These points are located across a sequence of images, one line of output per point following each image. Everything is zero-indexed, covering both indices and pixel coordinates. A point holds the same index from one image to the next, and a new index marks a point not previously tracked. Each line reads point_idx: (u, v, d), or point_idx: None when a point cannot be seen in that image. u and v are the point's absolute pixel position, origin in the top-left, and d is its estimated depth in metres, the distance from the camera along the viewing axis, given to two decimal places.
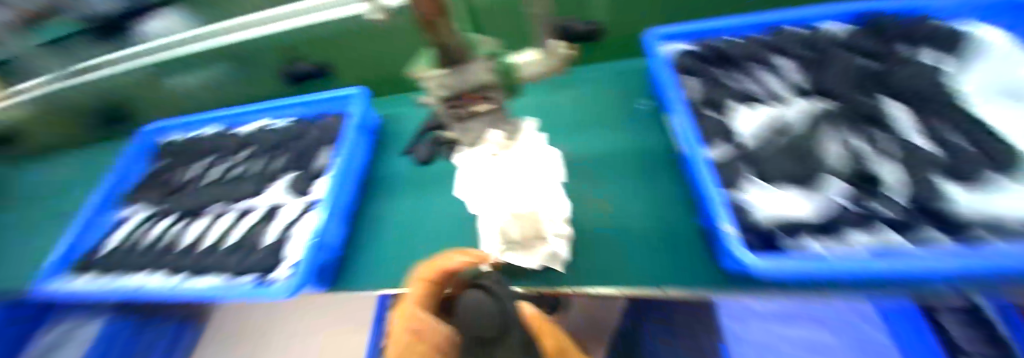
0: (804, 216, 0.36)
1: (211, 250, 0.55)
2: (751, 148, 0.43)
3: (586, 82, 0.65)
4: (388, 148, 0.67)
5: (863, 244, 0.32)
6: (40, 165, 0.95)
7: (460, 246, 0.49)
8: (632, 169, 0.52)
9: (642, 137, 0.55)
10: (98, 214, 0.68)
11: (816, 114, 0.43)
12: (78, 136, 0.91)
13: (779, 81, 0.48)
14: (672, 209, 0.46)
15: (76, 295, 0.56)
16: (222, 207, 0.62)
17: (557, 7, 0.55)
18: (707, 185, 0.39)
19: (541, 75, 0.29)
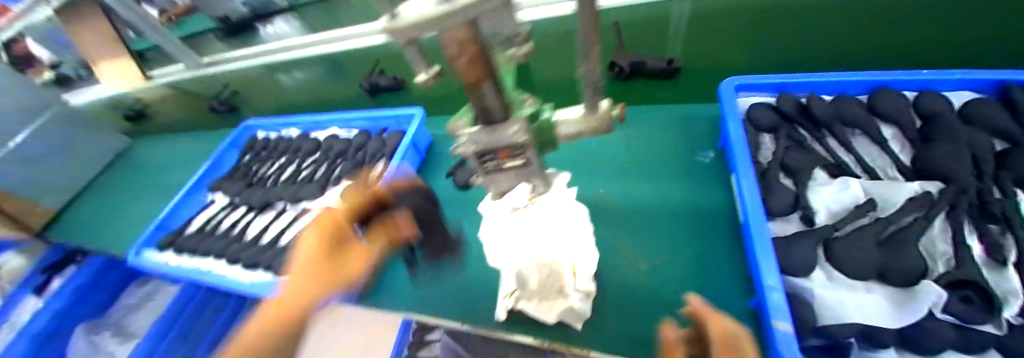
0: (880, 320, 0.31)
1: (269, 245, 0.60)
2: (833, 232, 0.36)
3: (642, 122, 0.60)
4: (432, 168, 0.69)
5: None
6: (157, 142, 1.12)
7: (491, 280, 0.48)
8: (681, 229, 0.45)
9: (697, 193, 0.48)
10: (189, 197, 0.78)
11: (923, 203, 0.35)
12: (190, 122, 1.06)
13: (873, 154, 0.41)
14: (721, 285, 0.39)
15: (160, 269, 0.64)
16: (283, 205, 0.68)
17: (629, 41, 0.54)
18: (767, 275, 0.33)
19: (588, 131, 0.27)
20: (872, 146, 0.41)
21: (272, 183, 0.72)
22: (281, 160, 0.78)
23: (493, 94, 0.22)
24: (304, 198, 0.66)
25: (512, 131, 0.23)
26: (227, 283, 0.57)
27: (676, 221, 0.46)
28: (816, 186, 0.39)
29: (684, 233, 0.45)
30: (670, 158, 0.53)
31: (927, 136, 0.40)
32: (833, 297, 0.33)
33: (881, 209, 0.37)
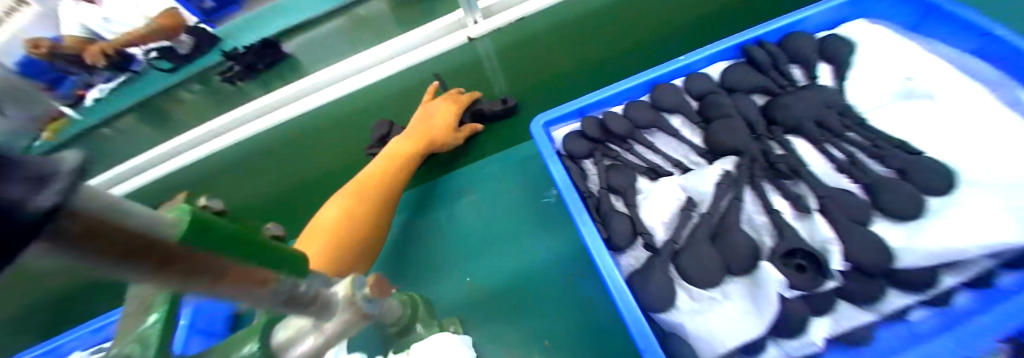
0: (749, 328, 0.30)
1: None
2: (677, 243, 0.35)
3: (485, 179, 0.51)
4: None
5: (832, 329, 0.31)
6: None
7: None
8: (559, 292, 0.42)
9: (562, 241, 0.45)
10: None
11: (726, 180, 0.37)
12: None
13: (677, 145, 0.42)
14: (609, 337, 0.39)
15: None
16: None
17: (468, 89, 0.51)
18: (637, 322, 0.30)
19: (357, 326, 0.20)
20: (669, 138, 0.43)
21: None
22: None
23: None
24: None
25: None
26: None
27: (546, 287, 0.43)
28: (643, 199, 0.39)
29: (560, 287, 0.42)
30: (519, 214, 0.48)
31: (704, 114, 0.42)
32: (701, 324, 0.31)
33: (700, 203, 0.37)
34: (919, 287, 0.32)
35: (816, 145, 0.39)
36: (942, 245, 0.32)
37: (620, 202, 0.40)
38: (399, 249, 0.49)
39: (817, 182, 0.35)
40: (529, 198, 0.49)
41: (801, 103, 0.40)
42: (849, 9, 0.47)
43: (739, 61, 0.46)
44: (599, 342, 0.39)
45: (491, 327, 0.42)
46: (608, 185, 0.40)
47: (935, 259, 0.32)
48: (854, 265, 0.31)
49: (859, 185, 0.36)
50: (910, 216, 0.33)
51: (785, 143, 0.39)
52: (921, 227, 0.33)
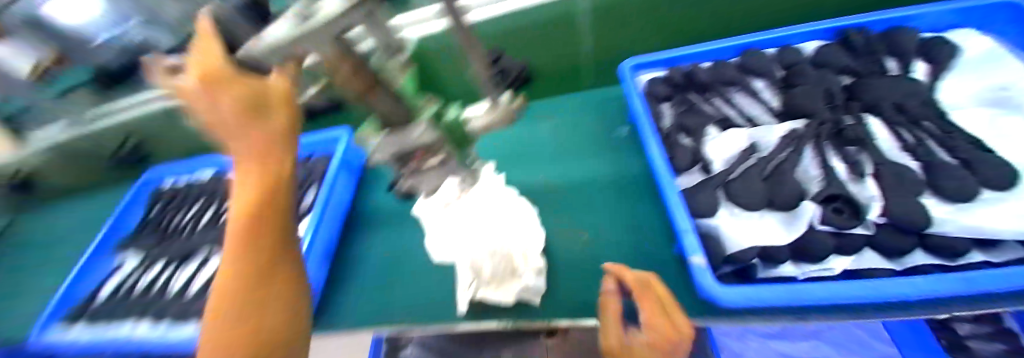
0: (777, 242, 0.34)
1: (202, 293, 0.57)
2: (731, 175, 0.39)
3: (564, 110, 0.61)
4: (371, 183, 0.67)
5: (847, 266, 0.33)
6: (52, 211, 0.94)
7: (445, 320, 0.44)
8: (613, 199, 0.48)
9: (623, 162, 0.51)
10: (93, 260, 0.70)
11: (793, 134, 0.41)
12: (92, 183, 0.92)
13: (757, 106, 0.46)
14: (649, 238, 0.43)
15: (82, 346, 0.59)
16: (206, 252, 0.63)
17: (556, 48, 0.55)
18: (680, 218, 0.35)
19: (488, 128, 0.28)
20: (749, 98, 0.47)
21: (194, 229, 0.67)
22: (195, 208, 0.71)
23: (386, 98, 0.23)
24: None
25: (417, 132, 0.24)
26: (178, 338, 0.53)
27: (601, 189, 0.49)
28: (709, 140, 0.44)
29: (613, 195, 0.48)
30: (590, 139, 0.55)
31: (788, 82, 0.46)
32: (735, 231, 0.35)
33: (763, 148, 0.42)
34: (954, 254, 0.32)
35: (888, 126, 0.42)
36: (987, 226, 0.33)
37: (688, 140, 0.44)
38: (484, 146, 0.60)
39: (875, 151, 0.39)
40: (605, 127, 0.56)
41: (885, 88, 0.44)
42: (969, 15, 0.48)
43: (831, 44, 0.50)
44: (640, 247, 0.42)
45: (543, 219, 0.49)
46: (680, 123, 0.45)
47: (974, 235, 0.33)
48: (890, 220, 0.35)
49: (920, 163, 0.39)
50: (965, 197, 0.35)
51: (858, 117, 0.43)
52: (970, 209, 0.35)
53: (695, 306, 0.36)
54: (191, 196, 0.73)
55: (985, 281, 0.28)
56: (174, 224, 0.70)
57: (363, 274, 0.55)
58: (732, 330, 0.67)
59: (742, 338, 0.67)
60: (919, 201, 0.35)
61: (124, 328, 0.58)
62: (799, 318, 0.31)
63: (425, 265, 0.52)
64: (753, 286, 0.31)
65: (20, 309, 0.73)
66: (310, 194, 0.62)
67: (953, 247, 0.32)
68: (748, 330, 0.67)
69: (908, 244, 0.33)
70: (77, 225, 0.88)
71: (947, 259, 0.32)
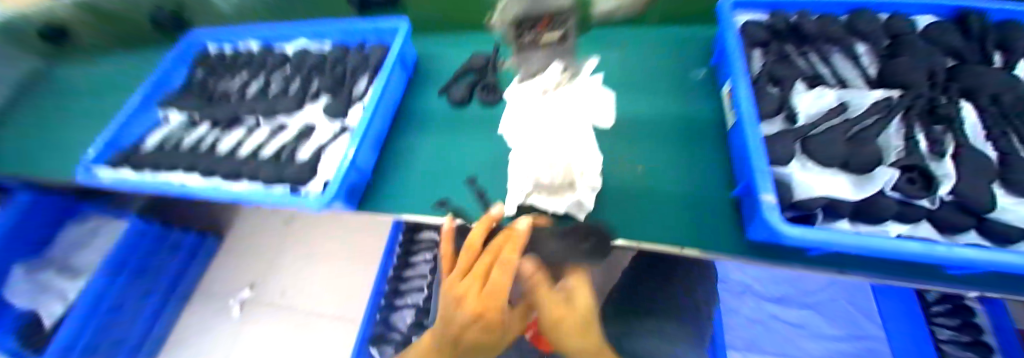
0: (846, 195, 0.36)
1: (249, 158, 0.58)
2: (811, 130, 0.40)
3: (633, 45, 0.58)
4: (422, 84, 0.68)
5: (892, 229, 0.35)
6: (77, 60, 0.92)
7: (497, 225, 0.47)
8: (677, 138, 0.48)
9: (691, 105, 0.50)
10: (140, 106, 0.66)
11: (885, 102, 0.41)
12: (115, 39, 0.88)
13: (851, 70, 0.46)
14: (710, 178, 0.44)
15: (114, 186, 0.55)
16: (255, 120, 0.64)
17: None
18: (757, 160, 0.34)
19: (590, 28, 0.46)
20: (846, 62, 0.46)
21: (242, 97, 0.68)
22: (242, 75, 0.72)
23: None
24: (281, 112, 0.63)
25: None
26: (235, 197, 0.50)
27: (667, 133, 0.49)
28: (798, 93, 0.43)
29: (674, 136, 0.48)
30: (665, 80, 0.54)
31: (893, 51, 0.45)
32: (807, 176, 0.37)
33: (854, 109, 0.42)
34: (1011, 241, 0.33)
35: (979, 114, 0.41)
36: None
37: (775, 90, 0.44)
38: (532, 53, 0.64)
39: (959, 136, 0.39)
40: (680, 68, 0.54)
41: (989, 76, 0.41)
42: None
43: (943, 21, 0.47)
44: (700, 184, 0.44)
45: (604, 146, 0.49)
46: (769, 71, 0.44)
47: None
48: (958, 200, 0.35)
49: (1000, 154, 0.38)
50: None
51: (955, 101, 0.41)
52: None
53: (744, 248, 0.38)
54: (236, 67, 0.72)
55: None
56: (219, 91, 0.71)
57: (414, 165, 0.58)
58: (732, 284, 0.74)
59: (739, 295, 0.73)
60: (989, 186, 0.35)
61: (171, 177, 0.56)
62: (837, 270, 0.35)
63: (472, 167, 0.56)
64: (824, 234, 0.32)
65: (65, 148, 0.75)
66: (362, 82, 0.63)
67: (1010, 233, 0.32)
68: (746, 287, 0.74)
69: (966, 223, 0.34)
70: (106, 78, 0.85)
71: (1003, 246, 0.33)
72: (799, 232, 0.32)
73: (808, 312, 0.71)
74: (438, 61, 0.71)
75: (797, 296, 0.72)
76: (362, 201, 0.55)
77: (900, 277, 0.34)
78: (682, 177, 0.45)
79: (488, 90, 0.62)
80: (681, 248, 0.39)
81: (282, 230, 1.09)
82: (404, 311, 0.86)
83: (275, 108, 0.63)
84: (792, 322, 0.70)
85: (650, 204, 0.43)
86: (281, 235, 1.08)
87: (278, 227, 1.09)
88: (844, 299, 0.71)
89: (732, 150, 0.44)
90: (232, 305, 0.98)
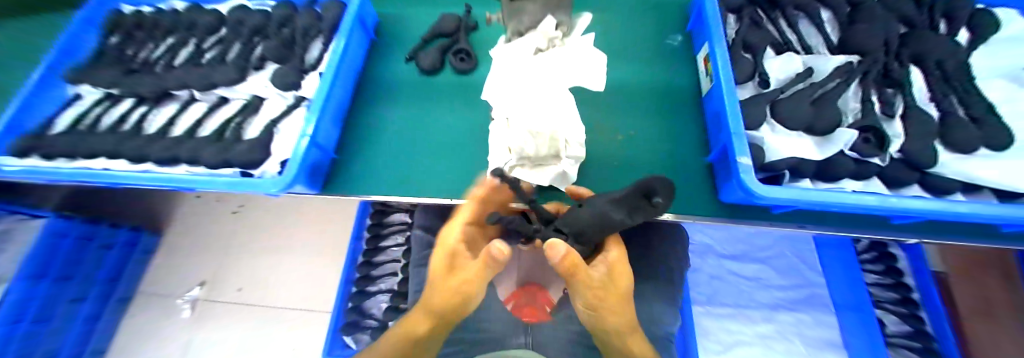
0: (812, 157, 0.37)
1: (186, 137, 0.51)
2: (780, 95, 0.41)
3: (607, 11, 0.58)
4: (386, 51, 0.63)
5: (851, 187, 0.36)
6: None
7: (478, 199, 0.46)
8: (653, 105, 0.49)
9: (664, 72, 0.51)
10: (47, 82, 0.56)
11: (845, 67, 0.43)
12: None
13: (816, 35, 0.49)
14: (684, 144, 0.45)
15: (14, 176, 0.46)
16: (189, 93, 0.56)
17: None
18: (734, 125, 0.35)
19: None
20: (811, 28, 0.50)
21: (171, 66, 0.59)
22: (169, 42, 0.63)
23: None
24: (220, 83, 0.55)
25: None
26: (171, 184, 0.44)
27: (643, 100, 0.49)
28: (769, 59, 0.46)
29: (649, 105, 0.49)
30: (643, 48, 0.54)
31: (852, 17, 0.48)
32: (777, 142, 0.38)
33: (818, 73, 0.44)
34: (947, 192, 0.36)
35: (925, 78, 0.45)
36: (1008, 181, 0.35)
37: (748, 57, 0.46)
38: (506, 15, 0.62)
39: (905, 99, 0.42)
40: (653, 35, 0.55)
41: (934, 41, 0.45)
42: None
43: None
44: (675, 149, 0.45)
45: (587, 116, 0.48)
46: (743, 39, 0.46)
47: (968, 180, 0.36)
48: (905, 156, 0.38)
49: (942, 114, 0.42)
50: (968, 148, 0.38)
51: (904, 67, 0.45)
52: (970, 160, 0.38)
53: (719, 209, 0.40)
54: (161, 31, 0.63)
55: (982, 213, 0.33)
56: (141, 60, 0.61)
57: (381, 142, 0.54)
58: (698, 246, 0.79)
59: (703, 255, 0.78)
60: (931, 144, 0.38)
61: (90, 163, 0.48)
62: (802, 226, 0.37)
63: (444, 141, 0.54)
64: (797, 192, 0.33)
65: None
66: (316, 48, 0.57)
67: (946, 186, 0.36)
68: (710, 248, 0.79)
69: (910, 177, 0.37)
70: None
71: (939, 196, 0.36)
72: (774, 191, 0.33)
73: (764, 267, 0.77)
74: (402, 27, 0.65)
75: (755, 253, 0.78)
76: (327, 182, 0.51)
77: (857, 228, 0.37)
78: (658, 143, 0.46)
79: (461, 57, 0.60)
80: (659, 214, 0.39)
81: (237, 217, 1.00)
82: (378, 297, 0.85)
83: (212, 80, 0.55)
84: (750, 277, 0.76)
85: (629, 170, 0.44)
86: (235, 223, 1.00)
87: (231, 215, 1.00)
88: (792, 254, 0.77)
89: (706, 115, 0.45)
90: (183, 305, 0.91)
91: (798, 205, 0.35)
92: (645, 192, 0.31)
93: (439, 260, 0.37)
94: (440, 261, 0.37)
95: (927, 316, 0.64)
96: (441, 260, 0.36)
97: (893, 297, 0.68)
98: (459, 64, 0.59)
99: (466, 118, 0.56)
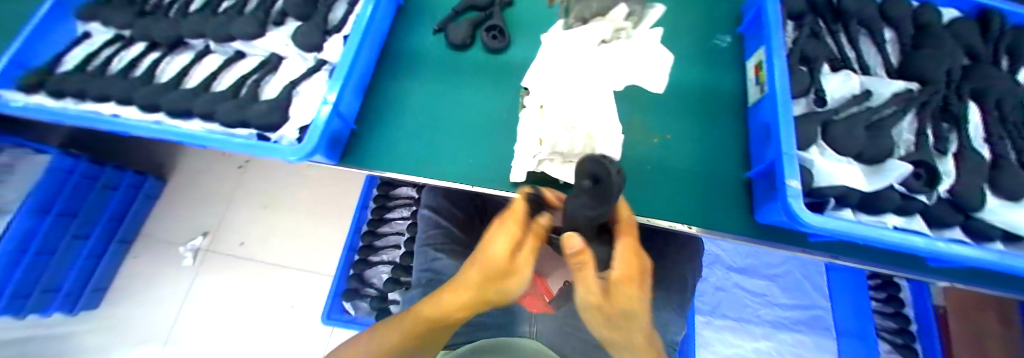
0: (860, 187, 0.36)
1: (199, 90, 0.48)
2: (833, 114, 0.39)
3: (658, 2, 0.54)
4: (413, 19, 0.60)
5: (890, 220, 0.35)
6: None
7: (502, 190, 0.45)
8: (695, 110, 0.46)
9: (709, 76, 0.48)
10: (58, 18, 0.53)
11: (903, 94, 0.41)
12: None
13: (875, 54, 0.46)
14: (723, 156, 0.43)
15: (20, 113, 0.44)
16: (204, 44, 0.53)
17: None
18: (786, 145, 0.33)
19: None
20: (870, 47, 0.47)
21: (186, 11, 0.55)
22: None
23: None
24: (237, 34, 0.51)
25: None
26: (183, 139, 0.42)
27: (684, 104, 0.47)
28: (825, 77, 0.43)
29: (690, 109, 0.46)
30: (688, 47, 0.51)
31: (916, 41, 0.45)
32: (829, 166, 0.35)
33: (874, 97, 0.42)
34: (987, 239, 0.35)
35: (982, 115, 0.42)
36: None
37: (804, 70, 0.43)
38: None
39: (959, 136, 0.40)
40: (700, 34, 0.52)
41: (999, 77, 0.43)
42: None
43: (965, 17, 0.47)
44: (713, 161, 0.43)
45: (623, 114, 0.46)
46: (798, 51, 0.43)
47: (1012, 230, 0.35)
48: (954, 197, 0.36)
49: (994, 157, 0.40)
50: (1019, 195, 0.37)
51: (965, 101, 0.42)
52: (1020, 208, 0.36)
53: (751, 229, 0.39)
54: None
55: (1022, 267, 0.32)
56: (154, 2, 0.57)
57: (400, 118, 0.52)
58: (708, 256, 0.79)
59: (711, 265, 0.78)
60: (982, 187, 0.37)
61: (100, 107, 0.46)
62: (833, 256, 0.36)
63: (470, 123, 0.51)
64: (846, 222, 0.31)
65: None
66: (340, 8, 0.54)
67: (988, 232, 0.35)
68: (719, 258, 0.79)
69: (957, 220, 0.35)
70: None
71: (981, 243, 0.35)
72: (824, 219, 0.31)
73: (770, 284, 0.77)
74: None
75: (764, 269, 0.78)
76: (344, 153, 0.49)
77: (887, 265, 0.36)
78: (697, 152, 0.44)
79: (492, 34, 0.56)
80: (690, 227, 0.38)
81: (242, 173, 0.99)
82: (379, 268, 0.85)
83: (229, 32, 0.52)
84: (755, 292, 0.76)
85: (664, 178, 0.42)
86: (239, 177, 0.98)
87: (236, 170, 0.99)
88: (800, 275, 0.77)
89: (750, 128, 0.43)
90: (184, 253, 0.91)
91: (842, 237, 0.33)
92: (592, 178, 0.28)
93: (498, 247, 0.35)
94: (499, 250, 0.35)
95: (920, 348, 0.66)
96: (502, 252, 0.34)
97: (892, 327, 0.70)
98: (492, 42, 0.56)
99: (494, 100, 0.53)
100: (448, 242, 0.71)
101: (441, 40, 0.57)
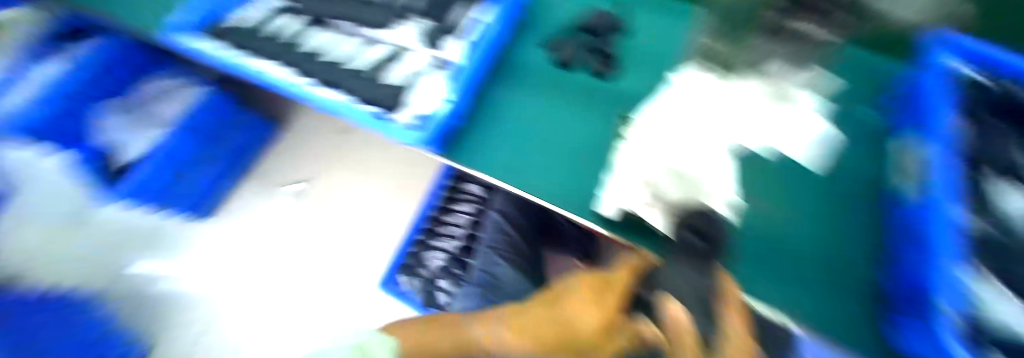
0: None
1: (337, 66, 0.55)
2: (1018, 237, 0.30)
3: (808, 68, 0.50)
4: (530, 34, 0.62)
5: None
6: None
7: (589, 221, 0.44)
8: (827, 200, 0.44)
9: (848, 166, 0.46)
10: None
11: None
12: None
13: None
14: (852, 256, 0.40)
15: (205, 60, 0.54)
16: (345, 26, 0.62)
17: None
18: (943, 263, 0.27)
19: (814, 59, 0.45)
20: None
21: None
22: None
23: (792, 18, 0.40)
24: (371, 23, 0.60)
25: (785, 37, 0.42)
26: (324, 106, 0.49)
27: (814, 189, 0.45)
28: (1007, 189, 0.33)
29: (818, 198, 0.44)
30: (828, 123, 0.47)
31: None
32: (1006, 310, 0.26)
33: None
34: None
35: None
36: None
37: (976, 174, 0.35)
38: (657, 30, 0.60)
39: None
40: (846, 118, 0.48)
41: None
42: None
43: None
44: (839, 259, 0.40)
45: (738, 172, 0.43)
46: (977, 149, 0.36)
47: None
48: None
49: None
50: None
51: None
52: None
53: (875, 347, 0.36)
54: None
55: None
56: None
57: (502, 125, 0.54)
58: None
59: None
60: None
61: (258, 63, 0.53)
62: None
63: (568, 144, 0.51)
64: None
65: None
66: (457, 14, 0.59)
67: None
68: None
69: None
70: None
71: None
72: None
73: None
74: (553, 11, 0.64)
75: None
76: (448, 146, 0.53)
77: None
78: (822, 244, 0.41)
79: (603, 61, 0.56)
80: (801, 325, 0.36)
81: (341, 138, 1.11)
82: (435, 253, 0.86)
83: (363, 18, 0.61)
84: None
85: (789, 267, 0.39)
86: (337, 141, 1.10)
87: (336, 134, 1.11)
88: None
89: (891, 232, 0.39)
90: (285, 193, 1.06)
91: None
92: (692, 231, 0.31)
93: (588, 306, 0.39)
94: (589, 319, 0.38)
95: None
96: (595, 322, 0.37)
97: None
98: (603, 70, 0.56)
99: (596, 127, 0.53)
100: (510, 249, 0.73)
101: (551, 58, 0.59)
